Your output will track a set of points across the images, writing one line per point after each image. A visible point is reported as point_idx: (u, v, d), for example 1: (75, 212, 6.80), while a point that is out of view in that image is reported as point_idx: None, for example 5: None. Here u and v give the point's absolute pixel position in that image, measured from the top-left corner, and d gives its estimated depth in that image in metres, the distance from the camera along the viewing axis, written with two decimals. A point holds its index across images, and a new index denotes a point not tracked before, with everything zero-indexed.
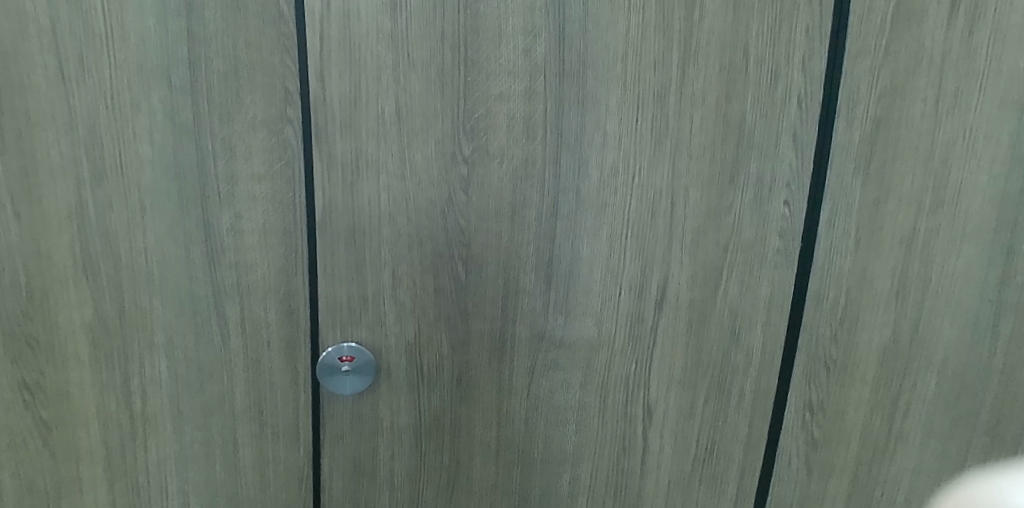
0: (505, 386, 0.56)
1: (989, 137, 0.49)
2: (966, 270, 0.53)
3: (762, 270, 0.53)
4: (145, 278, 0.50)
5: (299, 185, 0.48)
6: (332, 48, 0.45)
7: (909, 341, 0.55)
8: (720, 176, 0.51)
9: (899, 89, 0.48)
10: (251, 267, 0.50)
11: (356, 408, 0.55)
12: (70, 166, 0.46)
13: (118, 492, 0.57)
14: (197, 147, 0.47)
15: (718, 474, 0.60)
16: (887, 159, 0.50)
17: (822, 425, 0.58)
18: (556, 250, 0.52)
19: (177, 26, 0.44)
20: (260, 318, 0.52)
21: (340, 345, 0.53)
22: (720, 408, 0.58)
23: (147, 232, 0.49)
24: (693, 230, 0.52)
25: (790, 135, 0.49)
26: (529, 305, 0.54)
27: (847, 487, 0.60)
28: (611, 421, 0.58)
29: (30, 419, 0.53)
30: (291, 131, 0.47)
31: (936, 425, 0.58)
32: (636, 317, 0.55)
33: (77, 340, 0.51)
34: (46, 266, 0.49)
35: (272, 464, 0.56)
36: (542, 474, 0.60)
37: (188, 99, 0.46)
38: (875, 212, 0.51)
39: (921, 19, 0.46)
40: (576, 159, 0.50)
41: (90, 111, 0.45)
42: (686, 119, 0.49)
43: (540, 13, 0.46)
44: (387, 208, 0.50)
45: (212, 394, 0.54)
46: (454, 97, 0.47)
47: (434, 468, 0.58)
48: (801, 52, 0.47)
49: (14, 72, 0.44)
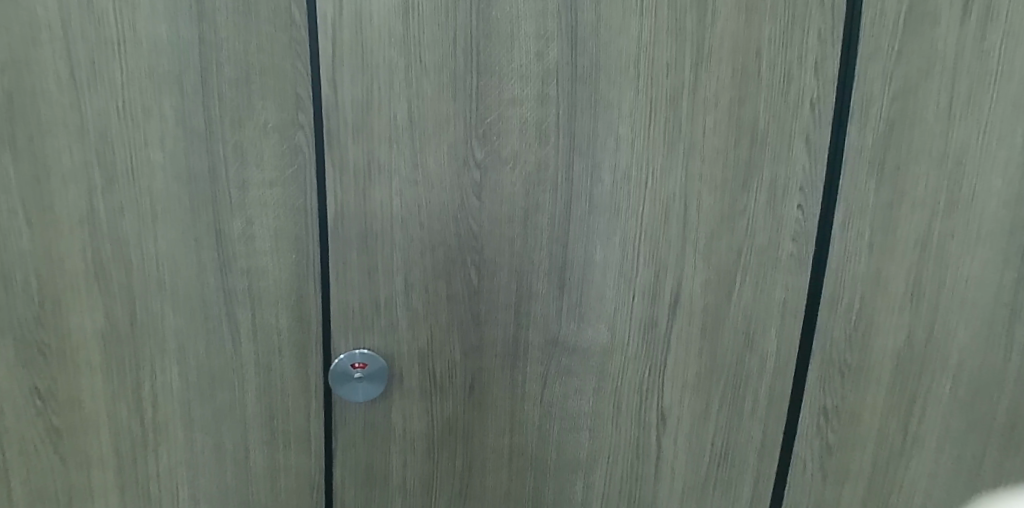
0: (518, 392, 0.56)
1: (1003, 139, 0.49)
2: (981, 273, 0.53)
3: (775, 274, 0.53)
4: (157, 285, 0.50)
5: (311, 191, 0.48)
6: (345, 53, 0.45)
7: (924, 345, 0.55)
8: (734, 180, 0.50)
9: (913, 91, 0.48)
10: (262, 273, 0.50)
11: (368, 414, 0.55)
12: (82, 172, 0.46)
13: (130, 499, 0.56)
14: (208, 152, 0.47)
15: (733, 479, 0.60)
16: (902, 161, 0.49)
17: (837, 430, 0.57)
18: (570, 254, 0.52)
19: (188, 31, 0.44)
20: (271, 324, 0.52)
21: (353, 352, 0.52)
22: (735, 413, 0.57)
23: (158, 238, 0.49)
24: (706, 234, 0.52)
25: (804, 139, 0.49)
26: (542, 310, 0.54)
27: (863, 492, 0.59)
28: (625, 427, 0.58)
29: (42, 426, 0.53)
30: (303, 137, 0.47)
31: (952, 428, 0.57)
32: (650, 322, 0.54)
33: (88, 347, 0.51)
34: (57, 272, 0.49)
35: (284, 471, 0.56)
36: (555, 481, 0.59)
37: (199, 105, 0.46)
38: (890, 215, 0.51)
39: (933, 22, 0.46)
40: (589, 163, 0.50)
41: (101, 116, 0.45)
42: (699, 122, 0.49)
43: (552, 17, 0.46)
44: (399, 213, 0.49)
45: (223, 400, 0.54)
46: (466, 101, 0.47)
47: (446, 474, 0.58)
48: (814, 54, 0.47)
49: (26, 78, 0.44)
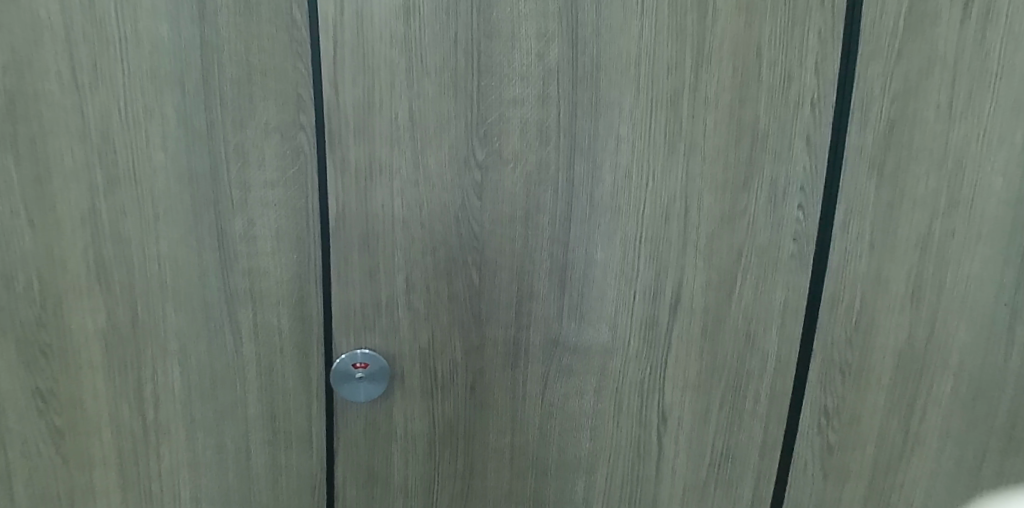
0: (519, 392, 0.56)
1: (1003, 139, 0.49)
2: (981, 273, 0.53)
3: (776, 274, 0.53)
4: (159, 286, 0.50)
5: (313, 191, 0.48)
6: (346, 54, 0.45)
7: (925, 345, 0.55)
8: (735, 180, 0.50)
9: (913, 90, 0.48)
10: (264, 273, 0.50)
11: (370, 414, 0.55)
12: (84, 173, 0.46)
13: (132, 500, 0.56)
14: (210, 153, 0.47)
15: (734, 479, 0.60)
16: (902, 161, 0.49)
17: (838, 430, 0.57)
18: (571, 254, 0.52)
19: (189, 32, 0.44)
20: (273, 324, 0.52)
21: (354, 352, 0.52)
22: (736, 413, 0.57)
23: (160, 239, 0.49)
24: (707, 234, 0.52)
25: (804, 139, 0.49)
26: (543, 310, 0.54)
27: (864, 491, 0.59)
28: (626, 426, 0.58)
29: (44, 427, 0.53)
30: (304, 137, 0.47)
31: (953, 428, 0.57)
32: (651, 322, 0.54)
33: (89, 347, 0.51)
34: (59, 273, 0.49)
35: (286, 471, 0.56)
36: (556, 481, 0.59)
37: (201, 106, 0.46)
38: (891, 215, 0.51)
39: (933, 22, 0.46)
40: (590, 164, 0.50)
41: (103, 117, 0.45)
42: (699, 122, 0.49)
43: (552, 18, 0.46)
44: (400, 214, 0.49)
45: (224, 400, 0.54)
46: (467, 101, 0.47)
47: (447, 474, 0.58)
48: (814, 54, 0.47)
49: (28, 79, 0.44)
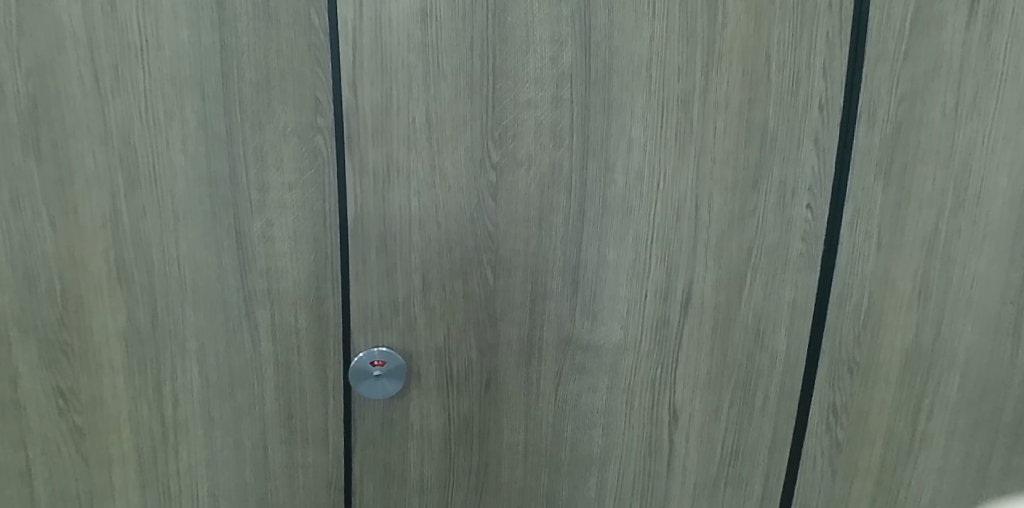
0: (532, 391, 0.57)
1: (1008, 139, 0.50)
2: (987, 272, 0.54)
3: (785, 274, 0.54)
4: (178, 286, 0.51)
5: (330, 193, 0.49)
6: (365, 58, 0.46)
7: (933, 343, 0.56)
8: (745, 181, 0.51)
9: (920, 92, 0.49)
10: (282, 273, 0.51)
11: (385, 411, 0.56)
12: (105, 175, 0.47)
13: (150, 498, 0.57)
14: (230, 156, 0.48)
15: (744, 476, 0.60)
16: (909, 162, 0.50)
17: (846, 427, 0.58)
18: (584, 253, 0.53)
19: (210, 37, 0.45)
20: (291, 324, 0.52)
21: (372, 349, 0.53)
22: (745, 410, 0.58)
23: (180, 240, 0.50)
24: (717, 234, 0.53)
25: (813, 140, 0.50)
26: (556, 309, 0.54)
27: (872, 489, 0.60)
28: (637, 425, 0.58)
29: (64, 426, 0.54)
30: (322, 140, 0.48)
31: (961, 425, 0.58)
32: (663, 320, 0.55)
33: (109, 347, 0.52)
34: (80, 274, 0.50)
35: (302, 468, 0.57)
36: (568, 478, 0.60)
37: (221, 110, 0.47)
38: (897, 215, 0.52)
39: (940, 25, 0.47)
40: (603, 165, 0.51)
41: (125, 121, 0.46)
42: (711, 123, 0.50)
43: (566, 22, 0.47)
44: (417, 214, 0.50)
45: (243, 399, 0.55)
46: (482, 104, 0.48)
47: (461, 471, 0.59)
48: (822, 57, 0.48)
49: (51, 84, 0.45)
